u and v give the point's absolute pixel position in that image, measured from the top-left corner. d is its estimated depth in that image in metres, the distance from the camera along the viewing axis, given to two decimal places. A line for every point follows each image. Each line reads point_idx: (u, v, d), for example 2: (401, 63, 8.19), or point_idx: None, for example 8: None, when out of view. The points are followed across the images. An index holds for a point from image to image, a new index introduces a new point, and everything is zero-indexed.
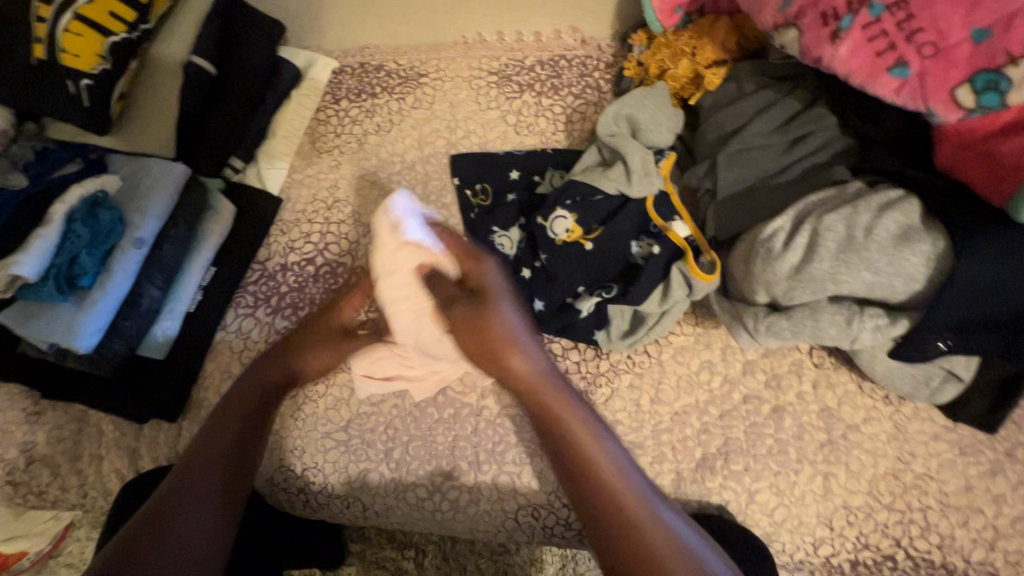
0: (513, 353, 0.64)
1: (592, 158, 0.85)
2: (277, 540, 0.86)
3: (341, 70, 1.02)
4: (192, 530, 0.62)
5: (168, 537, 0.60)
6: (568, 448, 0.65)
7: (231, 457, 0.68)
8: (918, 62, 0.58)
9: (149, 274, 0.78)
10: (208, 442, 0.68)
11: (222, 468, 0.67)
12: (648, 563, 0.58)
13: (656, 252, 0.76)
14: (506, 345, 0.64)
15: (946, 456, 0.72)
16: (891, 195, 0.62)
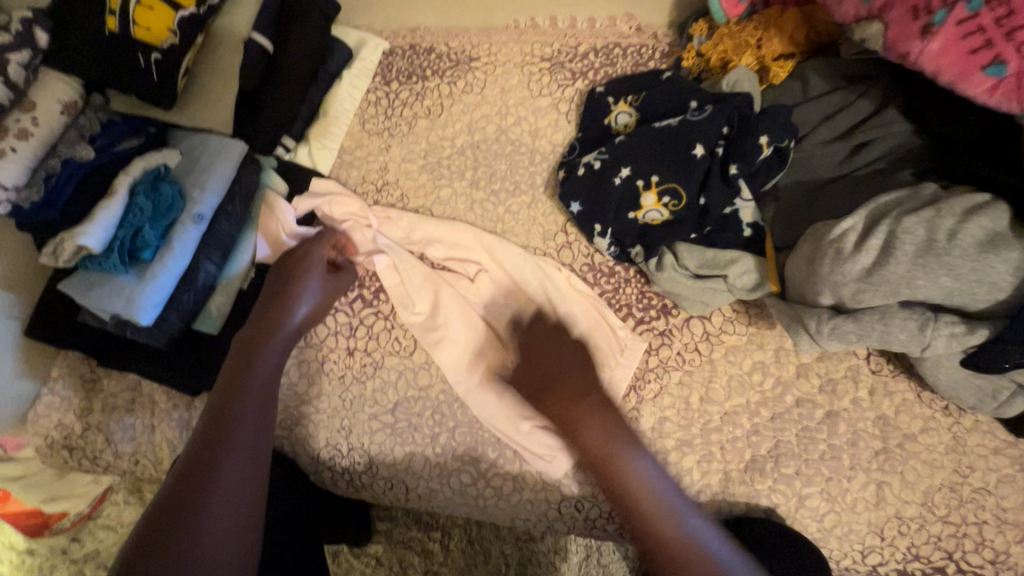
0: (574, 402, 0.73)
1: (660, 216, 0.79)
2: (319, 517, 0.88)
3: (392, 51, 1.00)
4: (240, 466, 0.59)
5: (192, 534, 0.53)
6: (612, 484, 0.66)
7: (261, 432, 0.64)
8: (1017, 61, 0.55)
9: (206, 250, 0.78)
10: (233, 412, 0.64)
11: (252, 446, 0.62)
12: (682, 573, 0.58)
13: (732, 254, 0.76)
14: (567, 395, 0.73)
15: (1006, 471, 0.70)
16: (978, 198, 0.59)
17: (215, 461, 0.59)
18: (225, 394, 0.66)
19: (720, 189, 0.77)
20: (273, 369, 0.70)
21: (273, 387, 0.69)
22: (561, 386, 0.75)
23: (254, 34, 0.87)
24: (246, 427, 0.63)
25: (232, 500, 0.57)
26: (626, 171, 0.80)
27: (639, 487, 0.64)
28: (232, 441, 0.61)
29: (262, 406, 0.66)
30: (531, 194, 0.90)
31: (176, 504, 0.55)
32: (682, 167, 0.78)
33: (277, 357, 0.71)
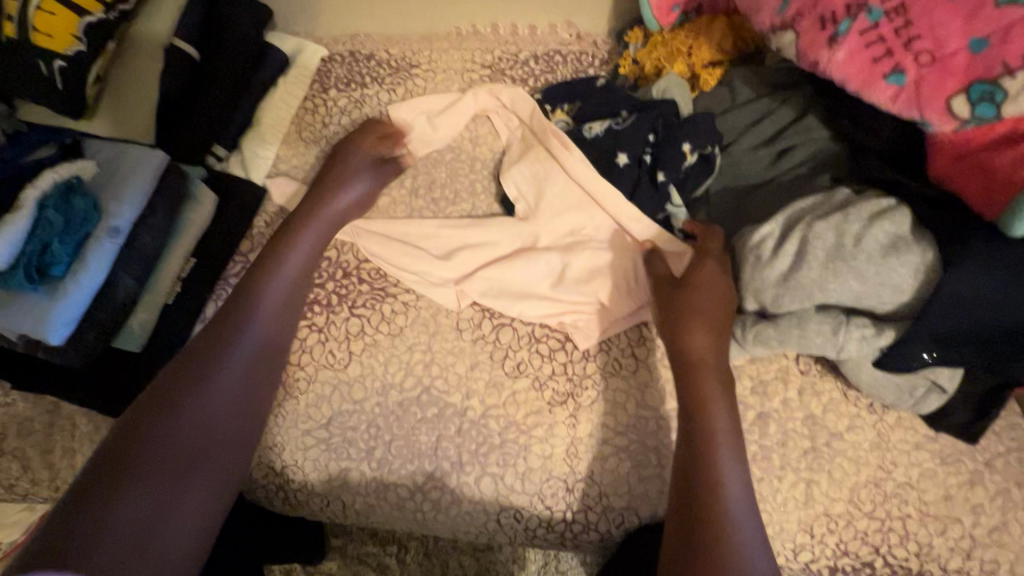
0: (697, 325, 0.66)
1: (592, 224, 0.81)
2: (256, 538, 0.85)
3: (330, 58, 0.99)
4: (209, 419, 0.60)
5: (129, 488, 0.52)
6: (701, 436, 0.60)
7: (247, 396, 0.64)
8: (915, 70, 0.57)
9: (126, 265, 0.75)
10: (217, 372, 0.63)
11: (228, 410, 0.62)
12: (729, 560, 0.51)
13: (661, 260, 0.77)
14: (693, 316, 0.66)
15: (928, 465, 0.72)
16: (883, 203, 0.61)
17: (186, 411, 0.59)
18: (217, 340, 0.65)
19: (649, 195, 0.78)
20: (274, 321, 0.70)
21: (270, 348, 0.68)
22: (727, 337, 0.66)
23: (177, 40, 0.85)
24: (232, 381, 0.63)
25: (187, 457, 0.57)
26: (559, 181, 0.84)
27: (718, 456, 0.58)
28: (213, 397, 0.61)
29: (257, 358, 0.66)
30: (472, 201, 0.90)
31: (139, 427, 0.56)
32: (609, 179, 0.81)
33: (280, 312, 0.71)
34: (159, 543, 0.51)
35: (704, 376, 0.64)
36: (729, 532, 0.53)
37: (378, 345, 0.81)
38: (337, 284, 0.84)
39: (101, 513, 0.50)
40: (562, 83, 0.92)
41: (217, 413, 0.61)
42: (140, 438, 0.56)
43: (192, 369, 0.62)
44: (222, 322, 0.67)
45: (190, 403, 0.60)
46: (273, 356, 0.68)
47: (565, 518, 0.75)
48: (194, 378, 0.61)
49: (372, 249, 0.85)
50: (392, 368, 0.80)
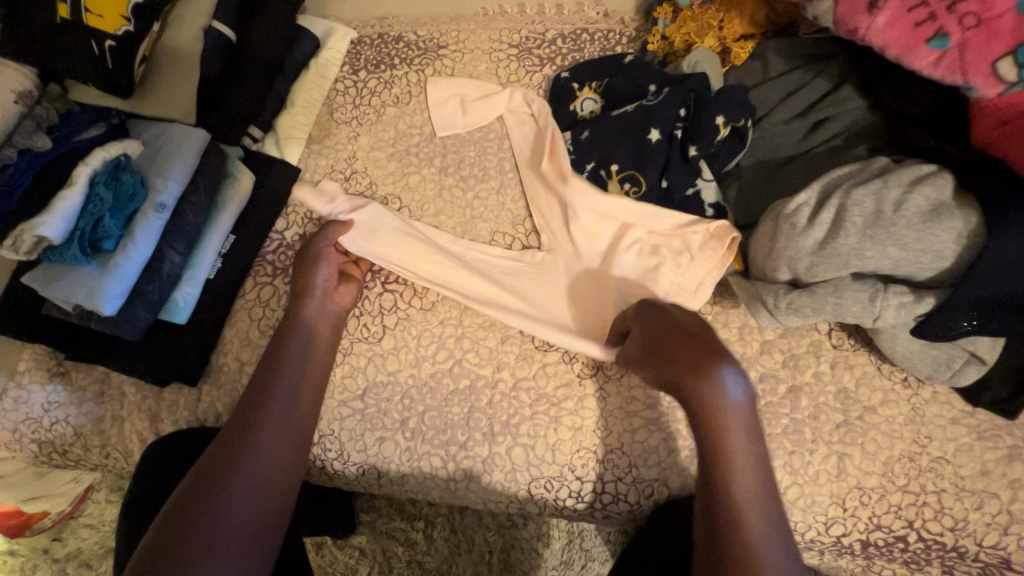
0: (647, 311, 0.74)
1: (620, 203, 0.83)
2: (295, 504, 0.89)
3: (360, 40, 1.00)
4: (266, 458, 0.65)
5: (198, 519, 0.59)
6: (705, 422, 0.63)
7: (295, 429, 0.69)
8: (959, 33, 0.56)
9: (170, 239, 0.78)
10: (273, 404, 0.69)
11: (267, 481, 0.64)
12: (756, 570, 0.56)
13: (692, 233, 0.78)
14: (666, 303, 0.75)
15: (964, 440, 0.72)
16: (923, 169, 0.60)
17: (244, 444, 0.65)
18: (252, 409, 0.68)
19: (679, 170, 0.79)
20: (304, 384, 0.72)
21: (315, 377, 0.74)
22: (698, 344, 0.67)
23: (213, 22, 0.86)
24: (267, 455, 0.65)
25: (245, 491, 0.62)
26: (592, 164, 0.85)
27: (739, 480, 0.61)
28: (249, 472, 0.63)
29: (291, 428, 0.69)
30: (501, 179, 0.90)
31: (188, 508, 0.60)
32: (640, 156, 0.81)
33: (314, 361, 0.75)
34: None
35: (697, 377, 0.64)
36: (758, 552, 0.57)
37: (411, 319, 0.83)
38: (371, 261, 0.86)
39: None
40: (588, 61, 0.93)
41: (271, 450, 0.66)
42: (186, 521, 0.59)
43: (231, 441, 0.65)
44: (257, 387, 0.70)
45: (229, 481, 0.62)
46: (305, 423, 0.71)
47: (595, 489, 0.76)
48: (233, 455, 0.64)
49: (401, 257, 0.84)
50: (424, 341, 0.82)
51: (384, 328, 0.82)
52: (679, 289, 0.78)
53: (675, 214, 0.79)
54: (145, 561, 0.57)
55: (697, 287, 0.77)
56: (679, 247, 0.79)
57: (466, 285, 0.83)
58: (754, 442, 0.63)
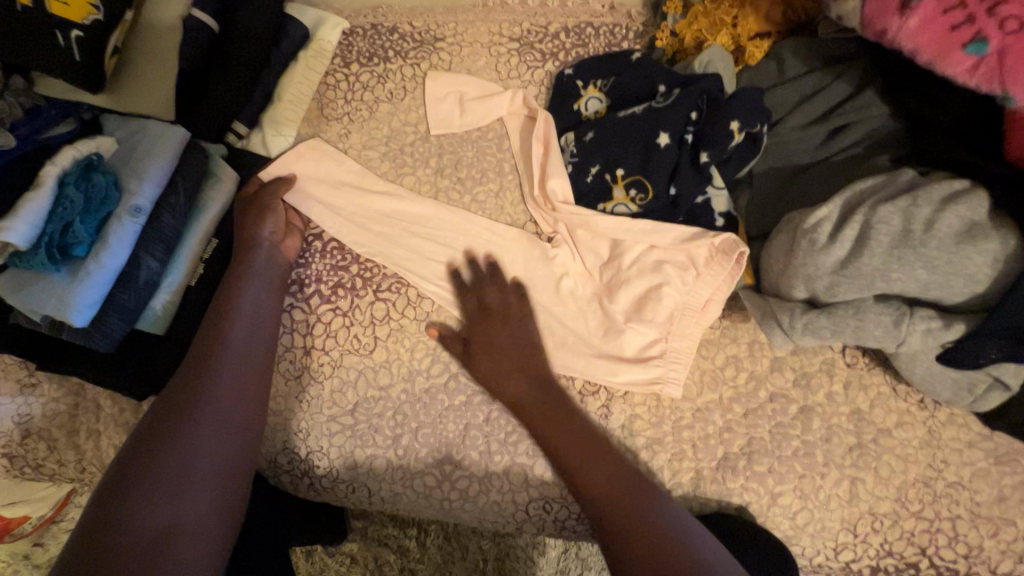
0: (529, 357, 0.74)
1: (625, 210, 0.79)
2: (284, 518, 0.85)
3: (352, 31, 0.95)
4: (217, 420, 0.60)
5: (147, 485, 0.53)
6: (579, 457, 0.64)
7: (244, 393, 0.64)
8: (998, 39, 0.52)
9: (148, 245, 0.72)
10: (218, 370, 0.64)
11: (231, 417, 0.62)
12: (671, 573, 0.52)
13: (703, 244, 0.74)
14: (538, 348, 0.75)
15: (981, 465, 0.69)
16: (956, 185, 0.56)
17: (191, 409, 0.60)
18: (204, 361, 0.65)
19: (690, 176, 0.75)
20: (257, 337, 0.70)
21: (259, 347, 0.70)
22: (552, 407, 0.70)
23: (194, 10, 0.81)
24: (230, 395, 0.63)
25: (202, 454, 0.57)
26: (596, 168, 0.80)
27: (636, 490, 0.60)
28: (205, 420, 0.59)
29: (250, 371, 0.66)
30: (500, 181, 0.86)
31: (129, 475, 0.54)
32: (648, 161, 0.77)
33: (257, 331, 0.70)
34: (184, 556, 0.51)
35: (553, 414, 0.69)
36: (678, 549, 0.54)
37: (404, 331, 0.79)
38: (362, 267, 0.82)
39: (119, 533, 0.50)
40: (592, 58, 0.88)
41: (222, 413, 0.61)
42: (147, 459, 0.55)
43: (186, 385, 0.62)
44: (201, 355, 0.65)
45: (190, 420, 0.59)
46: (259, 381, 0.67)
47: None
48: (192, 399, 0.60)
49: (407, 267, 0.81)
50: (418, 354, 0.78)
51: (376, 339, 0.78)
52: (686, 307, 0.75)
53: (678, 228, 0.75)
54: (100, 501, 0.52)
55: (705, 304, 0.74)
56: (682, 262, 0.76)
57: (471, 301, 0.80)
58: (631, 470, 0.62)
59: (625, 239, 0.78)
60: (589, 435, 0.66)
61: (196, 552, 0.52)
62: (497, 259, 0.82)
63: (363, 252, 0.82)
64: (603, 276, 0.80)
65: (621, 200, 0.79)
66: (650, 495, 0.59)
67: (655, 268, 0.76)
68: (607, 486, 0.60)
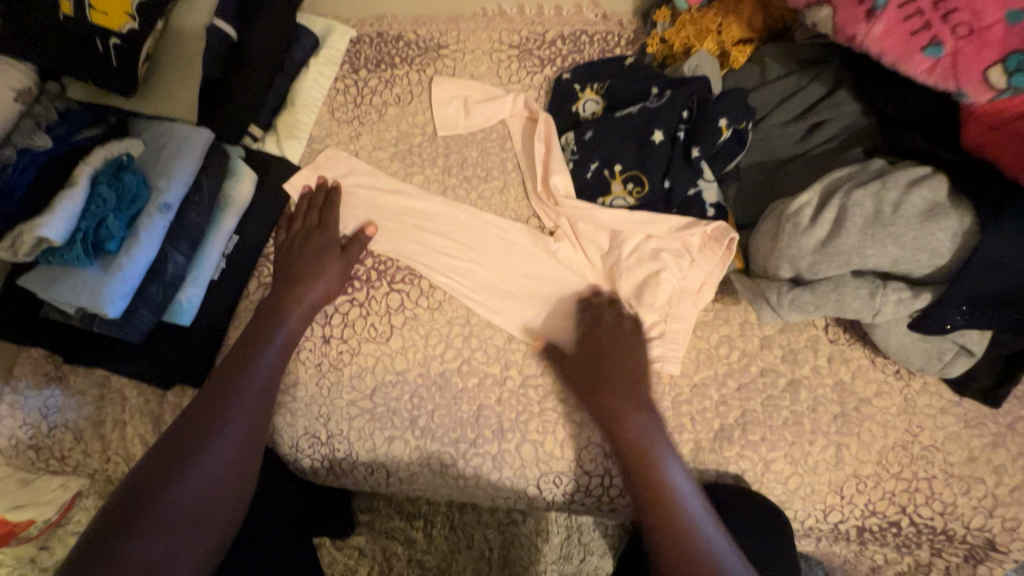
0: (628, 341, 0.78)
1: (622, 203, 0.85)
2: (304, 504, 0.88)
3: (360, 39, 1.00)
4: (245, 424, 0.65)
5: (180, 477, 0.58)
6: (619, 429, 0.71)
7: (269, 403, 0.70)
8: (952, 42, 0.59)
9: (174, 240, 0.76)
10: (250, 377, 0.70)
11: (231, 462, 0.62)
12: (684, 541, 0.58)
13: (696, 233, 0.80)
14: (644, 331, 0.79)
15: (952, 428, 0.75)
16: (919, 171, 0.63)
17: (224, 411, 0.65)
18: (213, 397, 0.66)
19: (682, 170, 0.81)
20: (286, 351, 0.76)
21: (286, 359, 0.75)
22: (620, 374, 0.75)
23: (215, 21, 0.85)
24: (236, 435, 0.64)
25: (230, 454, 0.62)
26: (595, 164, 0.86)
27: (653, 457, 0.67)
28: (235, 423, 0.64)
29: (256, 417, 0.67)
30: (505, 178, 0.91)
31: (165, 464, 0.58)
32: (643, 157, 0.83)
33: (287, 345, 0.76)
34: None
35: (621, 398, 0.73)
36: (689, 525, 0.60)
37: (418, 319, 0.83)
38: (377, 260, 0.86)
39: (130, 557, 0.52)
40: (587, 63, 0.95)
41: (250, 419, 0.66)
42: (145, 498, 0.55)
43: (222, 389, 0.67)
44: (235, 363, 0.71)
45: (219, 421, 0.64)
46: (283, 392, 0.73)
47: (602, 483, 0.78)
48: (198, 436, 0.61)
49: (420, 260, 0.86)
50: (432, 341, 0.82)
51: (392, 327, 0.83)
52: (682, 292, 0.80)
53: (673, 218, 0.81)
54: (134, 488, 0.57)
55: (699, 289, 0.80)
56: (677, 250, 0.81)
57: (480, 295, 0.85)
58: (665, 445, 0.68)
59: (623, 230, 0.84)
60: (641, 409, 0.72)
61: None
62: (505, 251, 0.87)
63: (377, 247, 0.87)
64: (603, 265, 0.85)
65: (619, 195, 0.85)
66: (671, 470, 0.66)
67: (651, 256, 0.82)
68: (637, 460, 0.67)
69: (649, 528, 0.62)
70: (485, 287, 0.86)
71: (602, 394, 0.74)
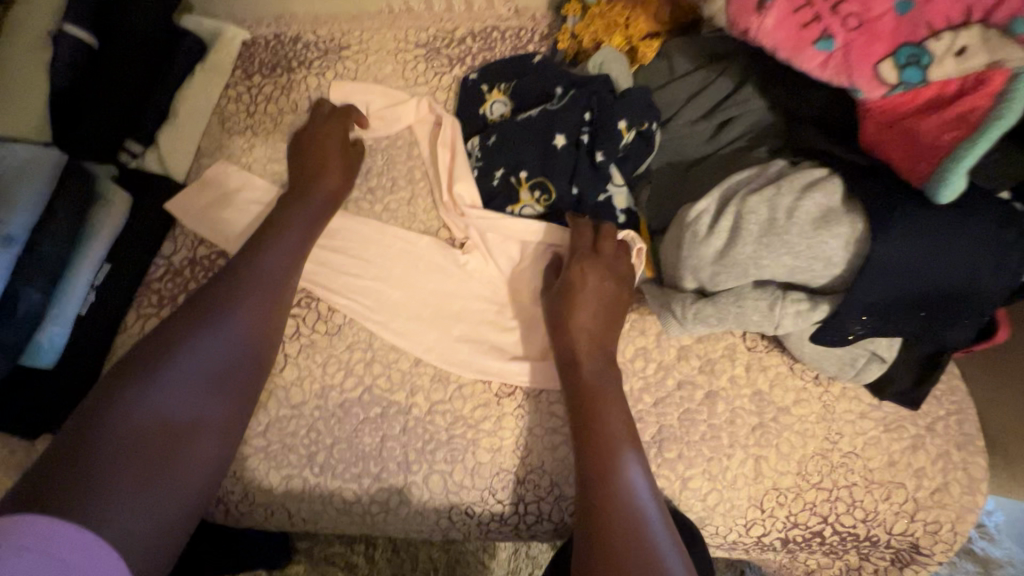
0: (575, 310, 0.70)
1: (530, 211, 0.80)
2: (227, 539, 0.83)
3: (254, 42, 0.93)
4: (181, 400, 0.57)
5: (97, 456, 0.50)
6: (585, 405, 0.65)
7: (221, 375, 0.60)
8: (843, 34, 0.55)
9: (27, 275, 0.69)
10: (195, 341, 0.60)
11: (229, 362, 0.61)
12: (620, 553, 0.53)
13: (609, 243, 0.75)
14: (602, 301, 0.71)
15: (872, 433, 0.73)
16: (815, 173, 0.59)
17: (152, 381, 0.56)
18: (147, 363, 0.57)
19: (589, 175, 0.76)
20: (254, 316, 0.65)
21: (258, 327, 0.65)
22: (597, 343, 0.69)
23: (66, 26, 0.79)
24: (167, 410, 0.55)
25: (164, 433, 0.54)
26: (500, 170, 0.81)
27: (613, 433, 0.62)
28: (168, 396, 0.56)
29: (258, 325, 0.65)
30: (412, 188, 0.86)
31: (77, 442, 0.51)
32: (549, 161, 0.78)
33: (254, 308, 0.66)
34: (136, 531, 0.49)
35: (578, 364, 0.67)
36: (633, 532, 0.54)
37: (315, 345, 0.77)
38: None
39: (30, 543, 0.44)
40: (497, 62, 0.89)
41: (190, 390, 0.58)
42: (132, 390, 0.55)
43: (157, 353, 0.58)
44: (184, 324, 0.61)
45: (149, 390, 0.55)
46: (243, 364, 0.63)
47: (517, 511, 0.73)
48: (161, 364, 0.58)
49: (319, 281, 0.80)
50: (331, 369, 0.76)
51: (287, 357, 0.76)
52: None
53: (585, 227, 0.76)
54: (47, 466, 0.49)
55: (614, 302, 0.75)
56: None
57: (383, 316, 0.79)
58: (627, 437, 0.62)
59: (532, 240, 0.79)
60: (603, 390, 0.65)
61: (184, 490, 0.54)
62: (413, 265, 0.82)
63: None
64: (512, 278, 0.80)
65: (526, 205, 0.80)
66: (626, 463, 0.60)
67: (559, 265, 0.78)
68: (596, 443, 0.61)
69: (590, 505, 0.57)
70: (389, 307, 0.80)
71: (585, 366, 0.67)
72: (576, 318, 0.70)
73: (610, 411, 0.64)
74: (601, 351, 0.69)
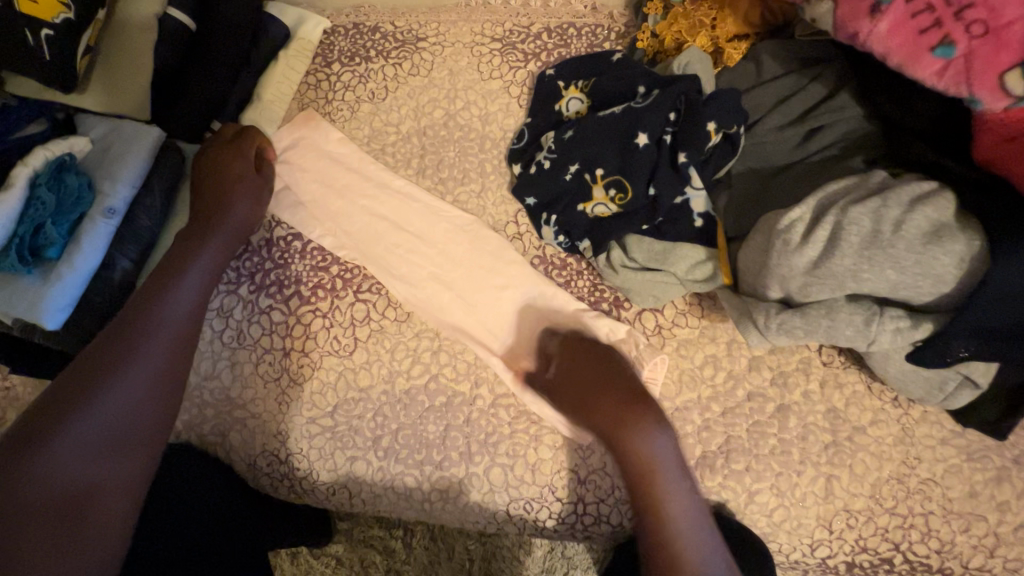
0: (584, 367, 0.73)
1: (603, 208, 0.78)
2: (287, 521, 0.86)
3: (334, 30, 0.94)
4: (96, 442, 0.56)
5: None
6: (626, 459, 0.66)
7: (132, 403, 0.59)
8: (965, 42, 0.52)
9: (122, 246, 0.72)
10: (90, 377, 0.58)
11: (141, 396, 0.60)
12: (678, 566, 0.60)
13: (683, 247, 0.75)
14: (605, 358, 0.73)
15: (953, 461, 0.70)
16: (924, 186, 0.57)
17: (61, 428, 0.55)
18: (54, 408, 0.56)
19: (668, 175, 0.74)
20: (171, 336, 0.65)
21: (174, 349, 0.64)
22: (618, 389, 0.70)
23: (170, 10, 0.80)
24: (78, 457, 0.55)
25: (63, 477, 0.53)
26: (575, 166, 0.79)
27: (662, 480, 0.64)
28: (75, 442, 0.55)
29: (157, 379, 0.62)
30: (483, 182, 0.86)
31: None
32: (627, 160, 0.76)
33: (163, 332, 0.64)
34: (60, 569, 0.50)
35: (616, 425, 0.67)
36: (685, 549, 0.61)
37: (384, 331, 0.79)
38: (343, 268, 0.81)
39: None
40: (573, 59, 0.89)
41: (106, 426, 0.57)
42: (34, 449, 0.53)
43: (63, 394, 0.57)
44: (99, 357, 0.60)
45: (63, 439, 0.55)
46: (152, 387, 0.61)
47: (576, 510, 0.73)
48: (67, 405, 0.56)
49: (389, 269, 0.81)
50: (399, 355, 0.78)
51: (357, 341, 0.78)
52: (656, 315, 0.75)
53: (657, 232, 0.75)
54: None
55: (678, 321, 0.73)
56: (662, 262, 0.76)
57: (452, 306, 0.80)
58: (678, 469, 0.65)
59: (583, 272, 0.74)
60: (643, 436, 0.66)
61: (101, 537, 0.54)
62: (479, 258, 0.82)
63: (344, 253, 0.82)
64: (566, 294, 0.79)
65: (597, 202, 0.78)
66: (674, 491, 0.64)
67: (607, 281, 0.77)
68: (644, 485, 0.64)
69: (649, 542, 0.63)
70: (457, 299, 0.80)
71: (614, 422, 0.68)
72: (588, 376, 0.72)
73: (650, 455, 0.65)
74: (632, 397, 0.69)
